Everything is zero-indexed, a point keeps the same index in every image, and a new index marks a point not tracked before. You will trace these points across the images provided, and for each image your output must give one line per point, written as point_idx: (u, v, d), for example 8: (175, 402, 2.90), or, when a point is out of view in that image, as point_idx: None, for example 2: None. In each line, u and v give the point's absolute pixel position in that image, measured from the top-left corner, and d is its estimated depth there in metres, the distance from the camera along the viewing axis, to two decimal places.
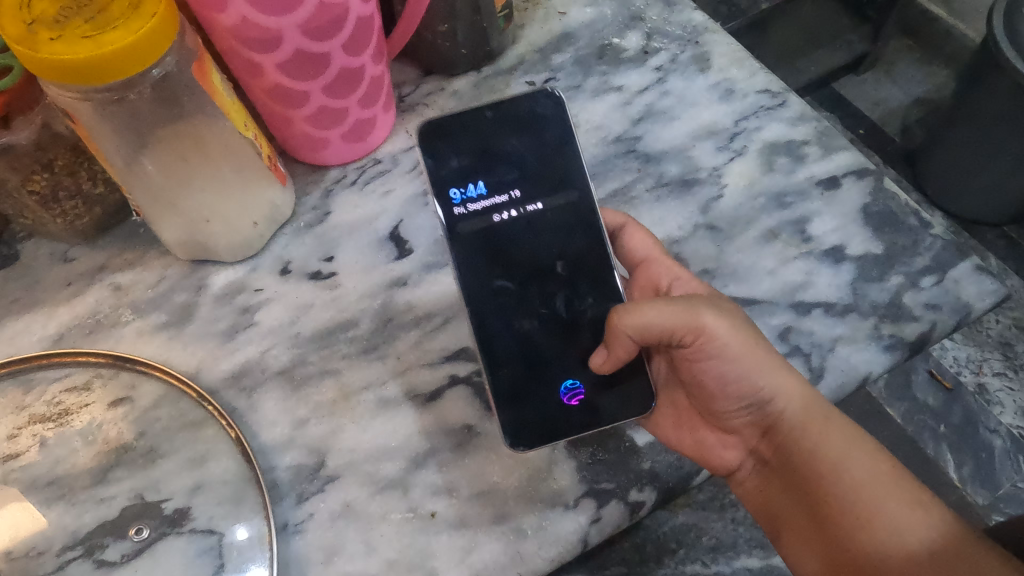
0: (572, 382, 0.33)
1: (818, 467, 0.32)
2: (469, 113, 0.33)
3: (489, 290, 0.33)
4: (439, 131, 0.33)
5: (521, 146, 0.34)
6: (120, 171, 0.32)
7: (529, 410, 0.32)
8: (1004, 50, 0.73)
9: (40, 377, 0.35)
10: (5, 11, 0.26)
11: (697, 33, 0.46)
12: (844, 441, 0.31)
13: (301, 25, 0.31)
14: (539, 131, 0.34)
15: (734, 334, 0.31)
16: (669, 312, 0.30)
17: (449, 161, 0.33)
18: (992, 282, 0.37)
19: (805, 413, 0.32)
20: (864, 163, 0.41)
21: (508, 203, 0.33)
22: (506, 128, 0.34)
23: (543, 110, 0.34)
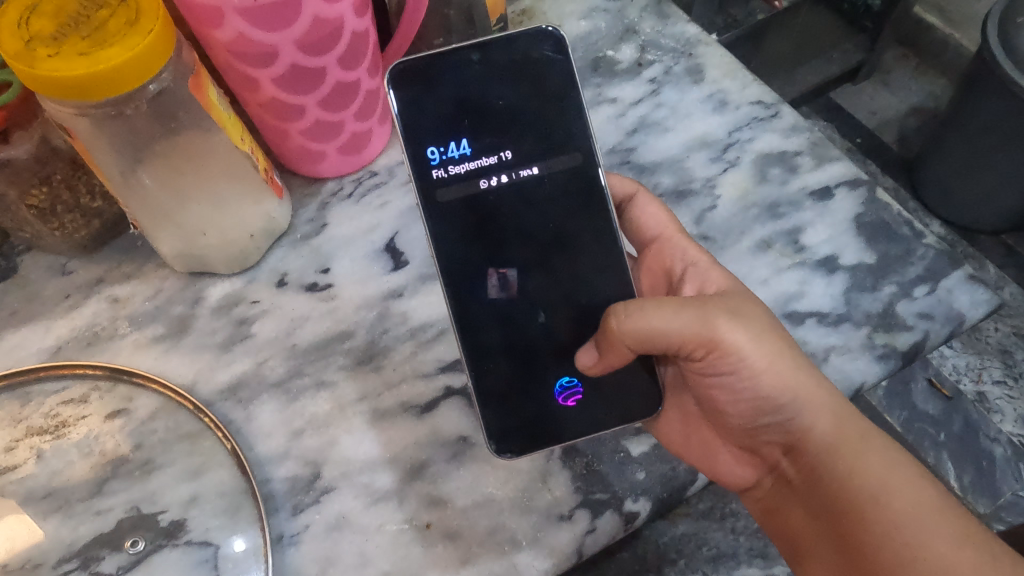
0: (567, 380, 0.32)
1: (846, 490, 0.29)
2: (455, 61, 0.31)
3: (474, 265, 0.32)
4: (421, 81, 0.31)
5: (514, 97, 0.32)
6: (117, 185, 0.32)
7: (523, 408, 0.32)
8: (1000, 60, 0.73)
9: (38, 390, 0.35)
10: (5, 28, 0.26)
11: (690, 45, 0.46)
12: (884, 465, 0.29)
13: (297, 40, 0.32)
14: (532, 80, 0.32)
15: (751, 345, 0.31)
16: (679, 317, 0.30)
17: (431, 115, 0.32)
18: (984, 291, 0.37)
19: (837, 432, 0.30)
20: (856, 173, 0.41)
21: (497, 163, 0.32)
22: (496, 78, 0.32)
23: (541, 56, 0.32)
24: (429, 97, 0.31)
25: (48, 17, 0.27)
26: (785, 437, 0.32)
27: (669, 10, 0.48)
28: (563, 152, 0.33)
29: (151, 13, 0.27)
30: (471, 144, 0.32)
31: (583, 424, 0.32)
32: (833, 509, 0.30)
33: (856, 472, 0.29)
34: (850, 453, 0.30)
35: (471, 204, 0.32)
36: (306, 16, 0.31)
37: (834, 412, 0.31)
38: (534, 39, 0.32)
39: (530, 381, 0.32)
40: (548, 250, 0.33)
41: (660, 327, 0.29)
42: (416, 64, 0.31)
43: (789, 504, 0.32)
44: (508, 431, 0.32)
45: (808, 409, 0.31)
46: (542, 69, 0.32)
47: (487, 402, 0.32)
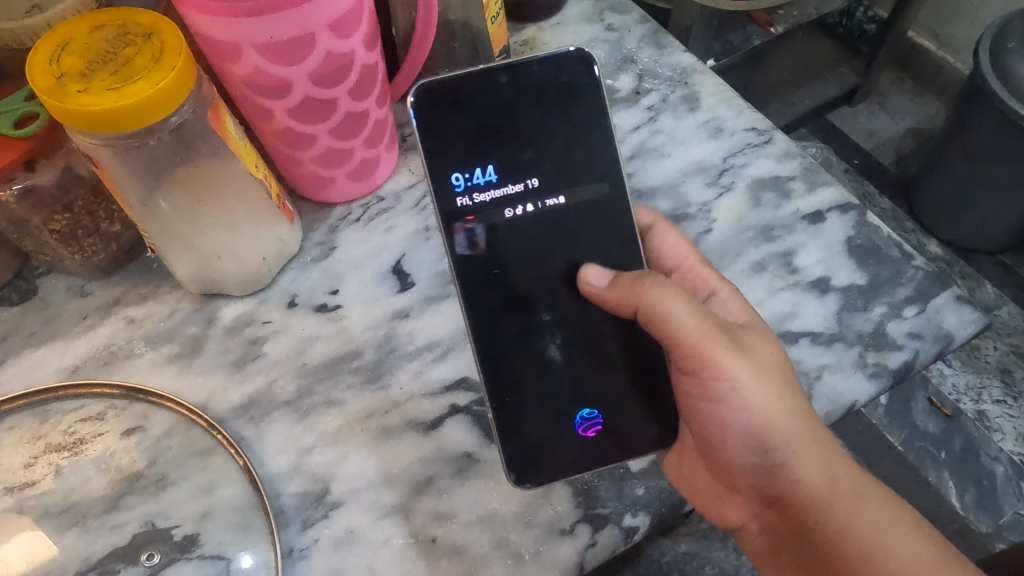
0: (588, 411, 0.33)
1: (844, 548, 0.30)
2: (485, 84, 0.32)
3: (499, 298, 0.33)
4: (446, 104, 0.32)
5: (543, 120, 0.33)
6: (137, 210, 0.33)
7: (542, 438, 0.33)
8: (993, 84, 0.75)
9: (57, 408, 0.36)
10: (36, 66, 0.28)
11: (686, 74, 0.48)
12: (878, 523, 0.31)
13: (310, 74, 0.33)
14: (561, 102, 0.33)
15: (753, 381, 0.31)
16: (694, 325, 0.31)
17: (457, 136, 0.32)
18: (972, 311, 0.38)
19: (831, 488, 0.31)
20: (848, 198, 0.43)
21: (523, 188, 0.33)
22: (524, 102, 0.33)
23: (573, 79, 0.33)
24: (455, 118, 0.32)
25: (77, 55, 0.28)
26: (780, 487, 0.32)
27: (665, 40, 0.49)
28: (588, 179, 0.33)
29: (175, 50, 0.29)
30: (497, 169, 0.33)
31: (600, 456, 0.33)
32: (830, 563, 0.31)
33: (854, 528, 0.31)
34: (843, 510, 0.31)
35: (494, 229, 0.33)
36: (319, 51, 0.32)
37: (829, 462, 0.32)
38: (564, 63, 0.33)
39: (549, 412, 0.33)
40: (570, 279, 0.33)
41: (680, 320, 0.31)
42: (441, 86, 0.32)
43: (781, 549, 0.33)
44: (526, 464, 0.32)
45: (808, 456, 0.31)
46: (568, 91, 0.33)
47: (507, 433, 0.32)
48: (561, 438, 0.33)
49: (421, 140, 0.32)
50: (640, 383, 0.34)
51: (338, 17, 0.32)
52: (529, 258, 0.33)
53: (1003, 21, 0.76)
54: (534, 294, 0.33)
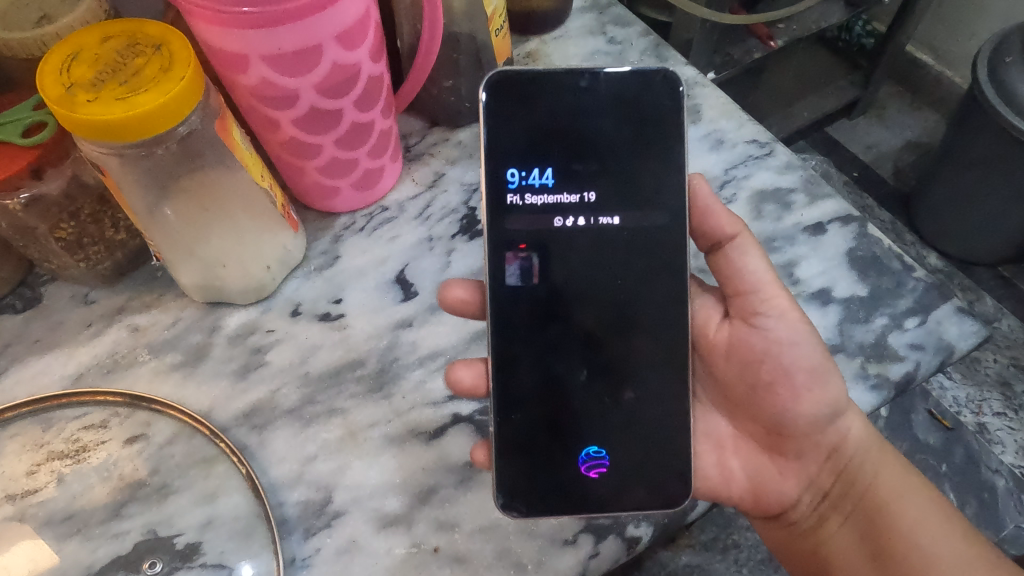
0: (595, 449, 0.33)
1: (872, 491, 0.34)
2: (565, 86, 0.32)
3: (525, 306, 0.33)
4: (517, 95, 0.32)
5: (612, 135, 0.32)
6: (143, 219, 0.34)
7: (544, 466, 0.32)
8: (991, 99, 0.76)
9: (59, 415, 0.36)
10: (47, 76, 0.28)
11: (688, 87, 0.48)
12: (897, 475, 0.34)
13: (316, 84, 0.34)
14: (635, 118, 0.32)
15: (808, 343, 0.34)
16: (766, 268, 0.34)
17: (519, 135, 0.32)
18: (973, 322, 0.39)
19: (867, 442, 0.35)
20: (849, 210, 0.43)
21: (574, 197, 0.33)
22: (594, 109, 0.32)
23: (658, 100, 0.32)
24: (521, 113, 0.32)
25: (87, 65, 0.29)
26: (830, 443, 0.35)
27: (667, 53, 0.50)
28: (638, 202, 0.33)
29: (184, 61, 0.29)
30: (554, 172, 0.33)
31: (598, 493, 0.32)
32: (866, 507, 0.34)
33: (878, 477, 0.34)
34: (874, 460, 0.35)
35: (539, 237, 0.33)
36: (326, 62, 0.33)
37: (865, 417, 0.35)
38: (650, 81, 0.32)
39: (555, 444, 0.33)
40: (603, 295, 0.33)
41: (755, 266, 0.34)
42: (518, 76, 0.32)
43: (829, 517, 0.35)
44: (517, 489, 0.32)
45: (852, 411, 0.35)
46: (643, 106, 0.32)
47: (511, 453, 0.32)
48: (565, 469, 0.32)
49: (484, 128, 0.32)
50: (650, 418, 0.33)
51: (344, 29, 0.32)
52: (557, 271, 0.33)
53: (1000, 37, 0.77)
54: (546, 316, 0.33)
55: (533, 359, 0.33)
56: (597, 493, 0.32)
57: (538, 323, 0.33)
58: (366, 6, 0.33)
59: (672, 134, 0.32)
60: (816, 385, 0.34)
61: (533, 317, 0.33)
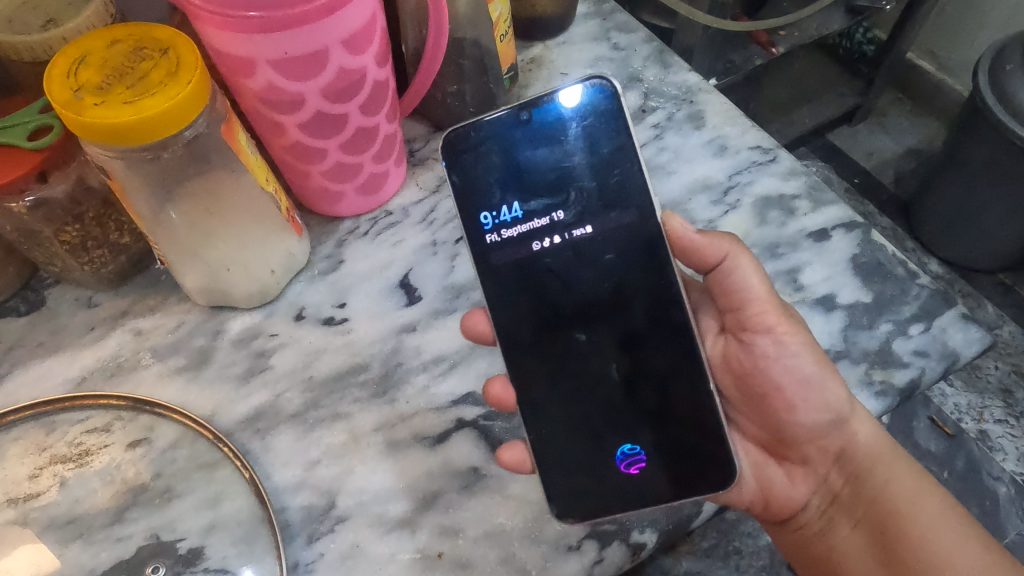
0: (628, 447, 0.33)
1: (881, 495, 0.34)
2: (504, 120, 0.33)
3: (533, 325, 0.34)
4: (471, 143, 0.33)
5: (563, 155, 0.33)
6: (148, 222, 0.34)
7: (578, 474, 0.33)
8: (992, 106, 0.76)
9: (62, 419, 0.36)
10: (54, 79, 0.28)
11: (692, 93, 0.48)
12: (908, 478, 0.34)
13: (322, 89, 0.34)
14: (582, 131, 0.33)
15: (804, 351, 0.34)
16: (760, 283, 0.34)
17: (479, 177, 0.33)
18: (977, 329, 0.39)
19: (876, 445, 0.34)
20: (853, 216, 0.43)
21: (549, 221, 0.33)
22: (545, 136, 0.33)
23: (594, 109, 0.32)
24: (475, 156, 0.33)
25: (94, 69, 0.29)
26: (838, 446, 0.35)
27: (671, 59, 0.50)
28: (614, 208, 0.33)
29: (191, 64, 0.29)
30: (523, 202, 0.33)
31: (627, 498, 0.32)
32: (875, 511, 0.34)
33: (888, 481, 0.34)
34: (883, 463, 0.34)
35: (526, 264, 0.34)
36: (332, 67, 0.33)
37: (873, 421, 0.35)
38: (584, 94, 0.32)
39: (587, 453, 0.33)
40: (605, 306, 0.33)
41: (746, 277, 0.34)
42: (469, 124, 0.33)
43: (837, 519, 0.35)
44: (570, 500, 0.32)
45: (857, 415, 0.34)
46: (585, 117, 0.32)
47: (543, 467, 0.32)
48: (601, 475, 0.33)
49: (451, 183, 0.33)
50: (666, 426, 0.32)
51: (351, 34, 0.32)
52: (552, 293, 0.34)
53: (1001, 44, 0.77)
54: (557, 326, 0.34)
55: (542, 376, 0.34)
56: (642, 485, 0.32)
57: (545, 341, 0.34)
58: (373, 11, 0.33)
59: (614, 138, 0.32)
60: (810, 394, 0.34)
61: (540, 334, 0.34)
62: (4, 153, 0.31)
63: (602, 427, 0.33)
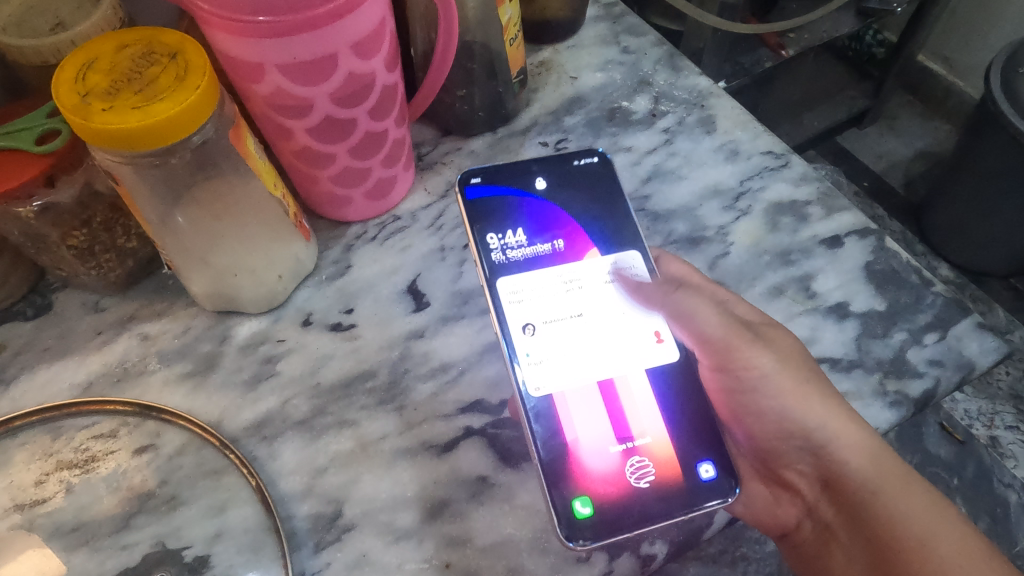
0: (638, 460, 0.32)
1: (893, 531, 0.31)
2: (516, 165, 0.37)
3: (532, 342, 0.34)
4: (487, 184, 0.36)
5: (567, 196, 0.37)
6: (155, 226, 0.34)
7: (592, 490, 0.31)
8: (1003, 108, 0.75)
9: (68, 424, 0.36)
10: (62, 84, 0.28)
11: (702, 97, 0.48)
12: (920, 509, 0.31)
13: (331, 94, 0.33)
14: (583, 184, 0.38)
15: (773, 371, 0.33)
16: (711, 324, 0.34)
17: (492, 204, 0.36)
18: (993, 339, 0.38)
19: (874, 468, 0.32)
20: (865, 223, 0.43)
21: (556, 253, 0.36)
22: (551, 184, 0.37)
23: (591, 165, 0.38)
24: (488, 188, 0.36)
25: (102, 74, 0.28)
26: (829, 468, 0.33)
27: (682, 63, 0.50)
28: (608, 242, 0.37)
29: (200, 70, 0.29)
30: (527, 229, 0.36)
31: (646, 512, 0.31)
32: (879, 547, 0.31)
33: (899, 513, 0.31)
34: (888, 492, 0.32)
35: (528, 283, 0.35)
36: (341, 71, 0.33)
37: (869, 441, 0.33)
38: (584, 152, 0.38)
39: (598, 466, 0.32)
40: (595, 325, 0.35)
41: (702, 322, 0.34)
42: (486, 170, 0.37)
43: (832, 547, 0.34)
44: (575, 515, 0.30)
45: (840, 436, 0.33)
46: (587, 174, 0.38)
47: (553, 485, 0.31)
48: (615, 491, 0.31)
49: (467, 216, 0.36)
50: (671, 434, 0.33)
51: (360, 38, 0.32)
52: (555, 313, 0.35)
53: (1012, 47, 0.77)
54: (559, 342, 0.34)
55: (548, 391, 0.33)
56: (653, 502, 0.31)
57: (548, 359, 0.34)
58: (382, 15, 0.33)
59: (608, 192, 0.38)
60: (776, 421, 0.34)
61: (543, 354, 0.34)
62: (11, 158, 0.31)
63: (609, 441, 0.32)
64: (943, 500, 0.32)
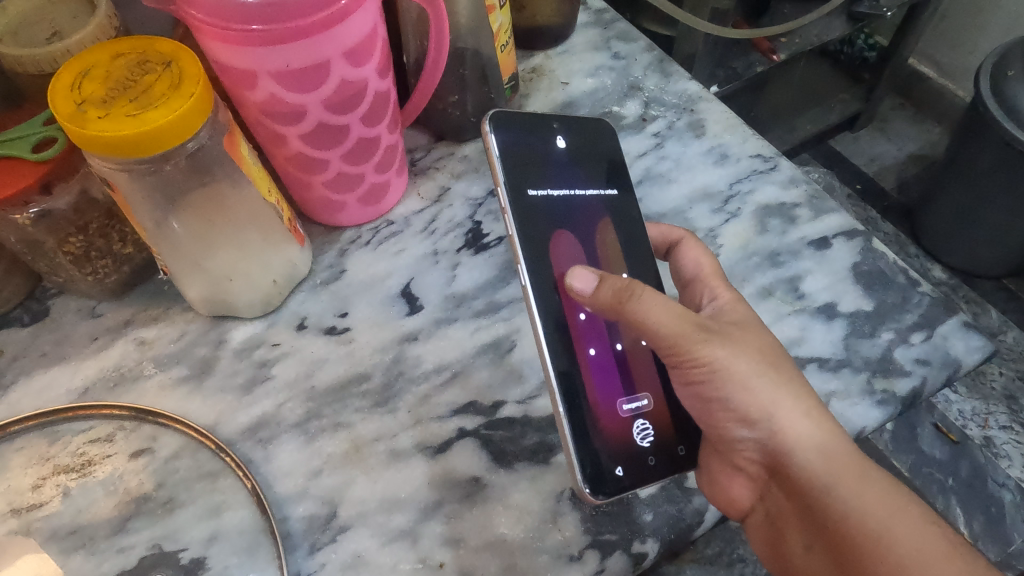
0: (643, 421, 0.33)
1: (848, 528, 0.30)
2: (539, 122, 0.36)
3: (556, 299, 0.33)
4: (514, 129, 0.35)
5: (579, 161, 0.37)
6: (150, 232, 0.34)
7: (608, 443, 0.32)
8: (992, 110, 0.76)
9: (65, 429, 0.36)
10: (58, 92, 0.29)
11: (692, 101, 0.49)
12: (877, 505, 0.30)
13: (324, 101, 0.34)
14: (598, 154, 0.38)
15: (725, 365, 0.31)
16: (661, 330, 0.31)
17: (519, 155, 0.35)
18: (979, 337, 0.39)
19: (827, 464, 0.31)
20: (853, 224, 0.43)
21: (579, 212, 0.35)
22: (570, 145, 0.37)
23: (599, 137, 0.38)
24: (515, 138, 0.35)
25: (98, 82, 0.29)
26: (781, 461, 0.32)
27: (672, 67, 0.50)
28: (618, 217, 0.37)
29: (194, 77, 0.29)
30: (556, 181, 0.36)
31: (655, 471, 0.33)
32: (835, 541, 0.30)
33: (855, 509, 0.30)
34: (841, 487, 0.31)
35: (554, 236, 0.34)
36: (334, 79, 0.33)
37: (822, 436, 0.32)
38: (594, 123, 0.38)
39: (612, 428, 0.32)
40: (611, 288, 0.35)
41: (658, 324, 0.31)
42: (512, 114, 0.35)
43: (786, 530, 0.33)
44: (596, 475, 0.31)
45: (792, 432, 0.32)
46: (597, 145, 0.38)
47: (581, 440, 0.31)
48: (624, 448, 0.32)
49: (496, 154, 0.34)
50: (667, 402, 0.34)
51: (352, 46, 0.32)
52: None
53: (1002, 51, 0.78)
54: None
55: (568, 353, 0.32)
56: (654, 460, 0.33)
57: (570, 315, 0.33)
58: (374, 23, 0.33)
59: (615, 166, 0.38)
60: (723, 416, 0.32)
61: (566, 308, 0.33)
62: (8, 165, 0.32)
63: (618, 399, 0.33)
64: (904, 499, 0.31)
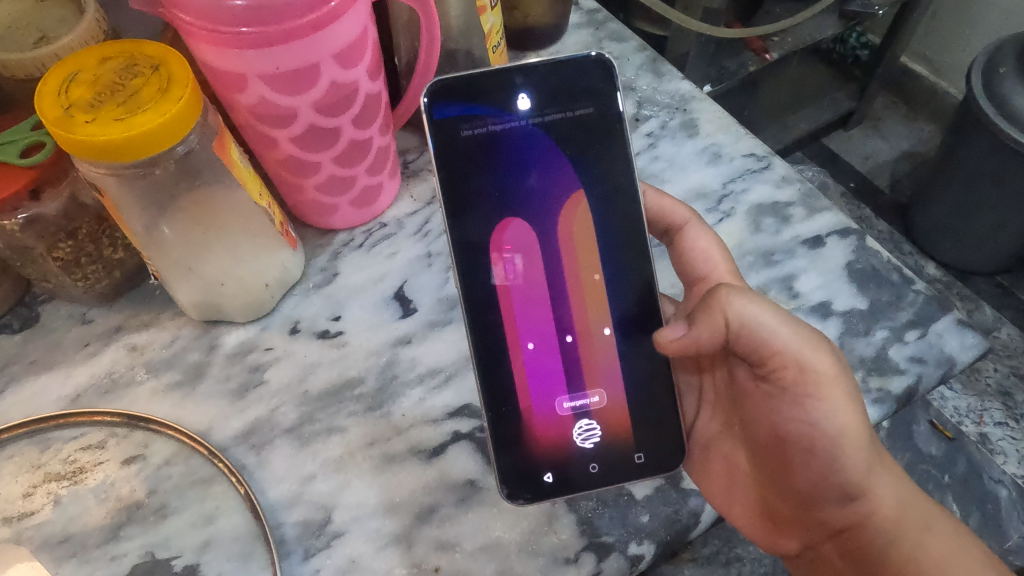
0: (587, 424, 0.33)
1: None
2: (499, 83, 0.33)
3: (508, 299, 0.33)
4: (462, 103, 0.32)
5: (550, 121, 0.33)
6: (141, 238, 0.34)
7: (538, 446, 0.32)
8: (983, 107, 0.76)
9: (56, 436, 0.36)
10: (45, 97, 0.28)
11: (685, 101, 0.49)
12: (948, 554, 0.30)
13: (315, 103, 0.34)
14: (576, 102, 0.33)
15: (841, 406, 0.31)
16: (783, 330, 0.31)
17: (465, 133, 0.33)
18: (972, 334, 0.39)
19: (901, 518, 0.31)
20: (847, 223, 0.43)
21: (535, 184, 0.33)
22: (542, 103, 0.33)
23: (585, 83, 0.33)
24: (463, 113, 0.33)
25: (84, 86, 0.29)
26: (851, 514, 0.31)
27: (664, 68, 0.50)
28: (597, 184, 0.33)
29: (183, 81, 0.29)
30: (511, 152, 0.33)
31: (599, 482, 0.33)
32: None
33: (927, 556, 0.30)
34: (909, 541, 0.30)
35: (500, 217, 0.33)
36: (324, 80, 0.33)
37: (902, 487, 0.31)
38: (583, 66, 0.33)
39: (550, 436, 0.33)
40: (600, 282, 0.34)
41: (770, 326, 0.31)
42: (455, 82, 0.32)
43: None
44: (519, 482, 0.32)
45: (874, 486, 0.31)
46: (582, 95, 0.33)
47: (501, 447, 0.32)
48: (559, 455, 0.33)
49: (432, 138, 0.32)
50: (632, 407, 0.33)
51: (343, 47, 0.32)
52: (531, 262, 0.33)
53: (992, 49, 0.78)
54: (526, 290, 0.33)
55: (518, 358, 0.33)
56: (595, 467, 0.33)
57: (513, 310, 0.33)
58: (364, 24, 0.33)
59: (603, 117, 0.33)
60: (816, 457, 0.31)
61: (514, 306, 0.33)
62: None
63: (562, 399, 0.33)
64: (976, 548, 0.30)
